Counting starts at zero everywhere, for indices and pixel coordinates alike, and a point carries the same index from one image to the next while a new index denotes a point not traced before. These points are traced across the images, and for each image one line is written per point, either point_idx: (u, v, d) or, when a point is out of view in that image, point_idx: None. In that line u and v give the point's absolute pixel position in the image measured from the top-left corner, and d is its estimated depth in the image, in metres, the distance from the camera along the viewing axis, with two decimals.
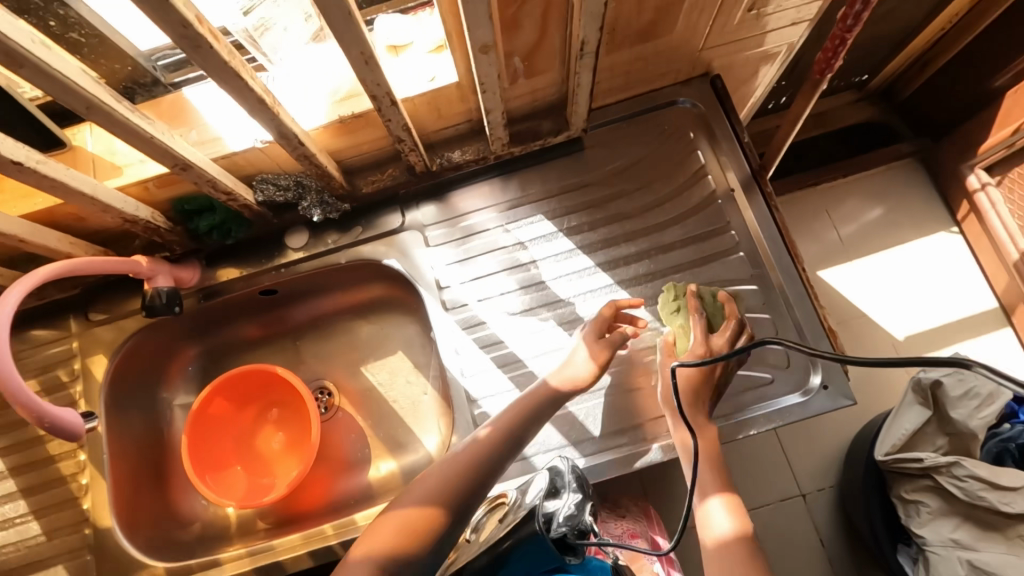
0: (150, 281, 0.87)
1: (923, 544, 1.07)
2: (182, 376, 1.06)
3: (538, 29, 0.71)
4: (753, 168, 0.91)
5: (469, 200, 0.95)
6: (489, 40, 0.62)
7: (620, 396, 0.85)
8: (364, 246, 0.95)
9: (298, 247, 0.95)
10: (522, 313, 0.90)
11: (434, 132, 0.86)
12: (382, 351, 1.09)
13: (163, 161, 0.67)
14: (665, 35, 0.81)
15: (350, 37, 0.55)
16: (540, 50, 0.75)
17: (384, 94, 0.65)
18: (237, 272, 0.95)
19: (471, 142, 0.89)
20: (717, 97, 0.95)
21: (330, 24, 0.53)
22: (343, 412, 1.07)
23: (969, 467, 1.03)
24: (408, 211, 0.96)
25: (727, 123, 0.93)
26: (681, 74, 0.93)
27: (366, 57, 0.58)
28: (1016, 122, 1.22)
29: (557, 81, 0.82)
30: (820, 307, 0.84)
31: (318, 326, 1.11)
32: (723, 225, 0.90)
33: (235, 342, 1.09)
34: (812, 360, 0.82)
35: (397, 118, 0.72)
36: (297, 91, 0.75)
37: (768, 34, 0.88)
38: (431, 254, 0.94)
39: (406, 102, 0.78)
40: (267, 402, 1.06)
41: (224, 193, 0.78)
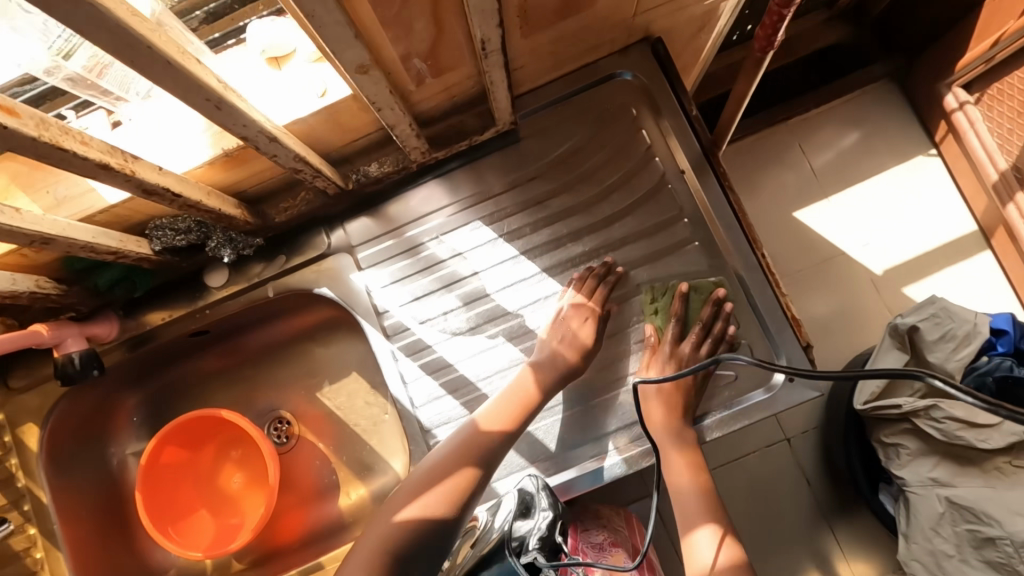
0: (60, 348, 0.80)
1: (902, 488, 0.91)
2: (131, 425, 1.01)
3: (432, 26, 0.60)
4: (704, 146, 0.82)
5: (400, 213, 0.86)
6: (366, 59, 0.51)
7: (576, 411, 0.81)
8: (292, 276, 0.87)
9: (220, 285, 0.87)
10: (468, 332, 0.84)
11: (343, 148, 0.76)
12: (336, 374, 1.04)
13: (18, 239, 0.58)
14: (589, 7, 0.70)
15: (186, 87, 0.45)
16: (440, 46, 0.64)
17: (257, 133, 0.56)
18: (159, 320, 0.87)
19: (387, 153, 0.79)
20: (660, 65, 0.84)
21: (155, 80, 0.44)
22: (304, 441, 1.03)
23: (950, 408, 0.85)
24: (334, 232, 0.87)
25: (672, 96, 0.84)
26: (617, 42, 0.82)
27: (211, 100, 0.48)
28: (998, 32, 1.02)
29: (471, 75, 0.72)
30: (782, 295, 0.79)
31: (266, 355, 1.04)
32: (675, 213, 0.82)
33: (180, 382, 1.03)
34: (775, 354, 0.77)
35: (286, 153, 0.62)
36: (161, 137, 0.65)
37: None
38: (364, 278, 0.87)
39: (300, 123, 0.67)
40: (225, 441, 1.02)
41: (111, 252, 0.69)
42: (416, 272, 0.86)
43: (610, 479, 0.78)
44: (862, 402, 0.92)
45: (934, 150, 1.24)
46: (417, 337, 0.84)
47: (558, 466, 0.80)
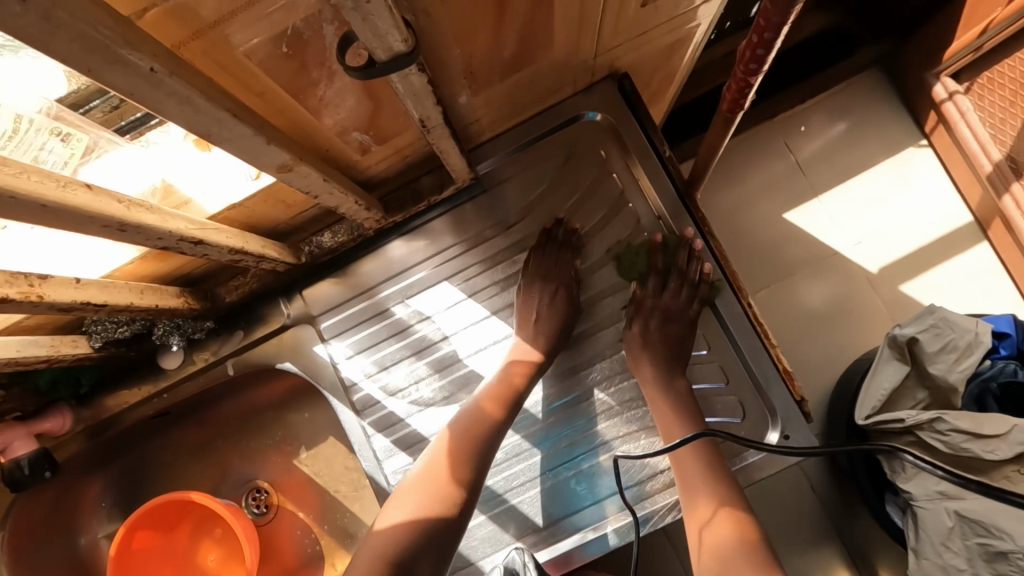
0: (6, 453, 0.74)
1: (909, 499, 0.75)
2: (100, 508, 0.97)
3: (365, 101, 0.54)
4: (681, 187, 0.76)
5: (361, 278, 0.81)
6: (286, 159, 0.46)
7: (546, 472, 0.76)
8: (252, 352, 0.82)
9: (174, 368, 0.81)
10: (442, 402, 0.79)
11: (288, 221, 0.70)
12: (313, 439, 0.99)
13: None
14: (543, 56, 0.64)
15: (74, 222, 0.40)
16: (380, 117, 0.58)
17: (176, 239, 0.50)
18: (113, 408, 0.82)
19: (339, 221, 0.73)
20: (628, 101, 0.78)
21: (36, 224, 0.38)
22: (284, 511, 0.99)
23: (955, 419, 0.74)
24: (292, 301, 0.81)
25: (643, 135, 0.78)
26: (581, 81, 0.75)
27: (112, 225, 0.42)
28: (985, 20, 0.94)
29: (419, 136, 0.66)
30: (773, 345, 0.73)
31: (238, 424, 1.00)
32: (654, 264, 0.77)
33: (151, 459, 0.99)
34: (770, 411, 0.72)
35: (217, 250, 0.57)
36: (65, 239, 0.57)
37: (679, 19, 0.70)
38: (328, 349, 0.81)
39: (236, 208, 0.63)
40: (200, 517, 0.98)
41: (42, 360, 0.63)
42: (382, 341, 0.80)
43: (602, 552, 0.73)
44: (862, 416, 0.81)
45: (925, 141, 1.14)
46: (388, 411, 0.79)
47: (548, 540, 0.74)
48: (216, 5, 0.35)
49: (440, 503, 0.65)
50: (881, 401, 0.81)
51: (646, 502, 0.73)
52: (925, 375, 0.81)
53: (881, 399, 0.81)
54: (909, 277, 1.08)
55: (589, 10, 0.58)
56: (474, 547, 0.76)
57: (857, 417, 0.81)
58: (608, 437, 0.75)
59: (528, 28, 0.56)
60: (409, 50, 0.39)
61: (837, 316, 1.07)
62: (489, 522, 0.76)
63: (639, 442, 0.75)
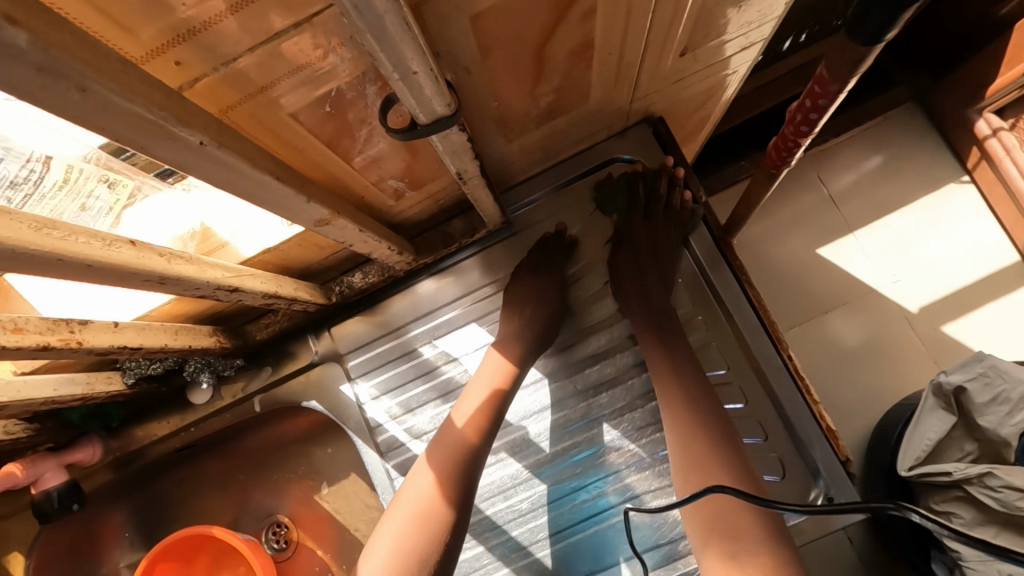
0: (37, 484, 0.75)
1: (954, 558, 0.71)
2: (123, 538, 0.97)
3: (401, 152, 0.54)
4: (717, 233, 0.74)
5: (389, 318, 0.81)
6: (324, 214, 0.46)
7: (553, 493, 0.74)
8: (278, 389, 0.82)
9: (203, 403, 0.81)
10: None
11: (321, 262, 0.71)
12: (334, 475, 0.98)
13: None
14: (578, 105, 0.63)
15: (116, 278, 0.40)
16: (415, 166, 0.58)
17: (213, 288, 0.51)
18: (142, 441, 0.82)
19: (371, 262, 0.74)
20: (662, 146, 0.77)
21: (80, 281, 0.38)
22: (304, 547, 0.97)
23: (1008, 476, 0.70)
24: (321, 339, 0.81)
25: (678, 180, 0.77)
26: (615, 125, 0.75)
27: (153, 278, 0.43)
28: None
29: (453, 181, 0.66)
30: (816, 401, 0.70)
31: (262, 457, 0.99)
32: (688, 311, 0.75)
33: (176, 489, 0.99)
34: (813, 472, 0.68)
35: (252, 295, 0.58)
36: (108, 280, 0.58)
37: (717, 64, 0.69)
38: (354, 389, 0.80)
39: (270, 251, 0.64)
40: (216, 550, 0.97)
41: (77, 397, 0.64)
42: (408, 382, 0.79)
43: None
44: (905, 467, 0.78)
45: (967, 177, 1.09)
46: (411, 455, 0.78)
47: None
48: (266, 73, 0.36)
49: (411, 553, 0.61)
50: (926, 452, 0.77)
51: (679, 562, 0.70)
52: (974, 427, 0.77)
53: (927, 449, 0.77)
54: (955, 317, 1.03)
55: (626, 61, 0.58)
56: None
57: (900, 468, 0.78)
58: (639, 491, 0.72)
59: (566, 79, 0.56)
60: (451, 113, 0.39)
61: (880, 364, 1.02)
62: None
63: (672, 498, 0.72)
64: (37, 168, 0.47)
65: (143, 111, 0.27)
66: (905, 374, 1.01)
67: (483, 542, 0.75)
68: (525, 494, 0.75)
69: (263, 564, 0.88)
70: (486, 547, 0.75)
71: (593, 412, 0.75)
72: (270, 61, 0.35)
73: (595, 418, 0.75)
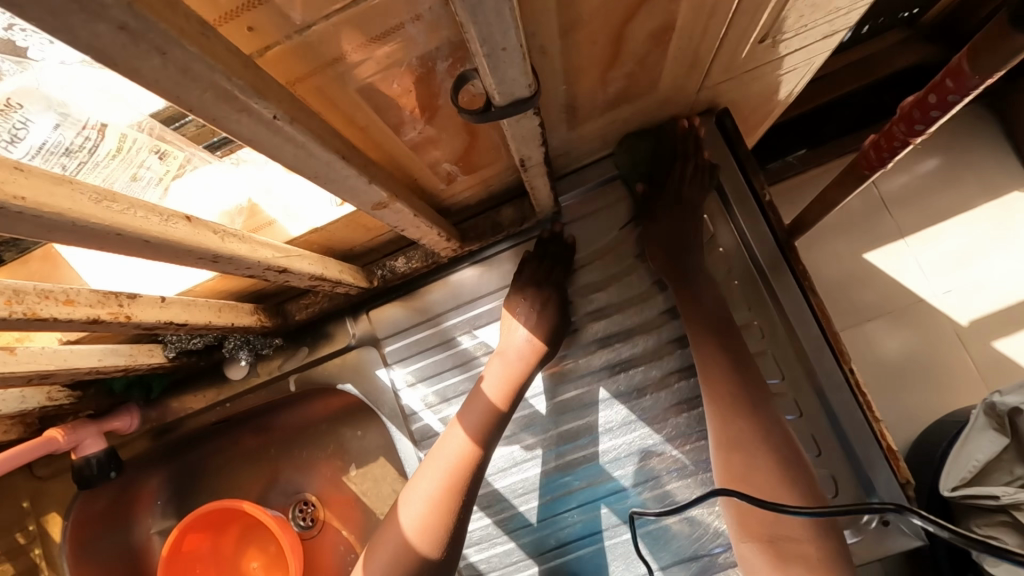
0: (77, 449, 0.76)
1: None
2: (155, 505, 0.98)
3: (461, 135, 0.51)
4: (780, 235, 0.70)
5: (429, 304, 0.78)
6: (383, 198, 0.43)
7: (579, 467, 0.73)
8: (314, 370, 0.81)
9: (239, 379, 0.81)
10: (503, 442, 0.75)
11: (365, 245, 0.69)
12: (364, 457, 0.97)
13: (13, 378, 0.53)
14: (645, 93, 0.60)
15: (173, 255, 0.38)
16: (473, 150, 0.55)
17: (264, 268, 0.49)
18: (179, 412, 0.82)
19: (415, 246, 0.71)
20: (726, 139, 0.72)
21: (136, 255, 0.37)
22: (329, 527, 0.98)
23: None
24: (358, 322, 0.80)
25: (741, 176, 0.72)
26: (679, 116, 0.71)
27: (208, 255, 0.41)
28: None
29: (507, 166, 0.63)
30: (877, 419, 0.65)
31: (294, 435, 1.00)
32: (744, 316, 0.71)
33: (208, 461, 1.00)
34: (868, 493, 0.65)
35: (299, 277, 0.56)
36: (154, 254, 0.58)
37: (795, 53, 0.64)
38: (390, 374, 0.79)
39: (318, 231, 0.61)
40: (244, 523, 0.98)
41: (120, 368, 0.64)
42: (445, 371, 0.78)
43: None
44: (949, 487, 0.74)
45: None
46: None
47: None
48: (339, 45, 0.33)
49: (442, 508, 0.65)
50: (973, 474, 0.73)
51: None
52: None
53: (974, 471, 0.73)
54: (1005, 333, 0.97)
55: (703, 47, 0.54)
56: None
57: (942, 488, 0.74)
58: (679, 499, 0.70)
59: (639, 65, 0.52)
60: (530, 96, 0.36)
61: (934, 384, 0.97)
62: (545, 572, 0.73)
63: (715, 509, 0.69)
64: (91, 137, 0.45)
65: (224, 81, 0.25)
66: (961, 394, 0.96)
67: (514, 537, 0.74)
68: (560, 493, 0.73)
69: (291, 539, 0.89)
70: (518, 542, 0.74)
71: (636, 414, 0.72)
72: (344, 33, 0.33)
73: (638, 420, 0.72)
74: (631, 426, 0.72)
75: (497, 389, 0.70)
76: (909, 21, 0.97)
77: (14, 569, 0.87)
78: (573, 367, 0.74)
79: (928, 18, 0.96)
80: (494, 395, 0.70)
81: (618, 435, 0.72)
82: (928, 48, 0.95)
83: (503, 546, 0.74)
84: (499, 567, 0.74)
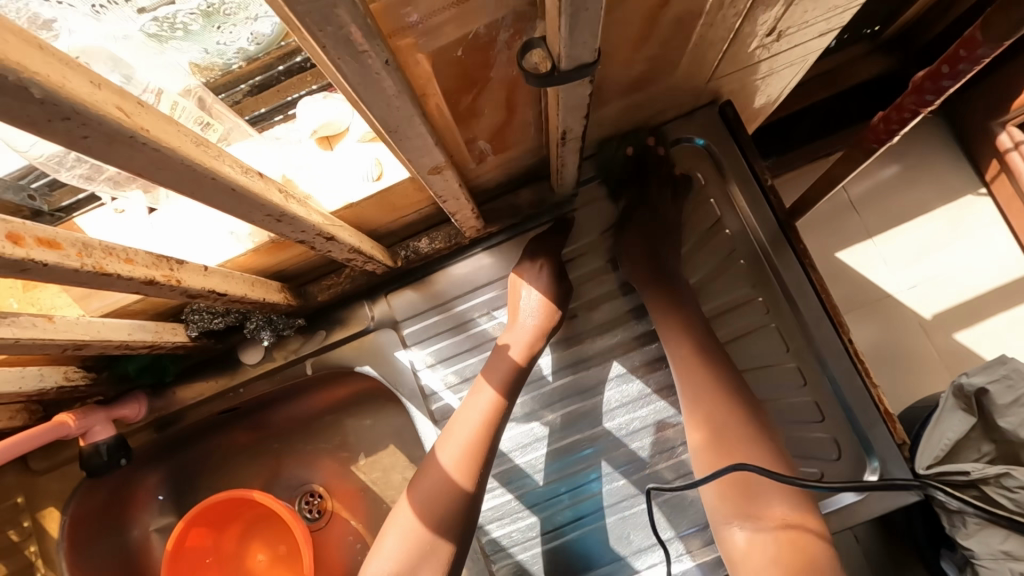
0: (86, 435, 0.74)
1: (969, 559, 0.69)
2: (153, 502, 0.95)
3: (502, 110, 0.54)
4: (783, 217, 0.74)
5: (447, 286, 0.80)
6: (439, 162, 0.46)
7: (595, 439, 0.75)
8: (331, 353, 0.81)
9: (254, 363, 0.81)
10: (522, 419, 0.77)
11: (392, 224, 0.70)
12: (373, 446, 0.97)
13: (48, 348, 0.52)
14: (663, 79, 0.64)
15: (247, 208, 0.40)
16: (508, 127, 0.58)
17: (316, 235, 0.50)
18: (190, 399, 0.81)
19: (439, 227, 0.74)
20: (728, 127, 0.77)
21: (218, 206, 0.38)
22: (338, 517, 0.97)
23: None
24: (376, 305, 0.81)
25: (744, 162, 0.77)
26: (686, 107, 0.76)
27: (275, 215, 0.43)
28: None
29: (533, 147, 0.66)
30: (875, 386, 0.71)
31: (299, 426, 0.99)
32: (749, 293, 0.76)
33: (209, 456, 0.98)
34: (867, 453, 0.70)
35: (340, 248, 0.57)
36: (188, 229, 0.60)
37: (793, 50, 0.70)
38: (409, 357, 0.80)
39: (351, 207, 0.63)
40: (245, 516, 0.96)
41: (145, 346, 0.63)
42: (464, 351, 0.79)
43: None
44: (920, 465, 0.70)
45: (984, 190, 1.10)
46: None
47: (627, 569, 0.73)
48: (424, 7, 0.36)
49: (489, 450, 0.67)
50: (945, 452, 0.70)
51: None
52: (992, 428, 0.72)
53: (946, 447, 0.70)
54: (967, 324, 1.04)
55: (719, 37, 0.59)
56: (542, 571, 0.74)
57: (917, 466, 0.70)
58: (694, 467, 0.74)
59: (664, 50, 0.57)
60: (592, 62, 0.39)
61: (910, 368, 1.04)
62: (564, 547, 0.74)
63: None
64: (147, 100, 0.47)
65: (354, 20, 0.28)
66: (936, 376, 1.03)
67: (535, 512, 0.76)
68: (578, 467, 0.75)
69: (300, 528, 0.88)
70: (538, 516, 0.75)
71: (650, 387, 0.76)
72: None
73: (653, 393, 0.76)
74: (646, 399, 0.76)
75: (520, 348, 0.72)
76: (871, 36, 1.05)
77: None
78: (589, 344, 0.77)
79: (889, 33, 1.05)
80: (516, 354, 0.71)
81: (634, 408, 0.76)
82: (891, 59, 1.04)
83: (524, 521, 0.75)
84: (520, 542, 0.75)
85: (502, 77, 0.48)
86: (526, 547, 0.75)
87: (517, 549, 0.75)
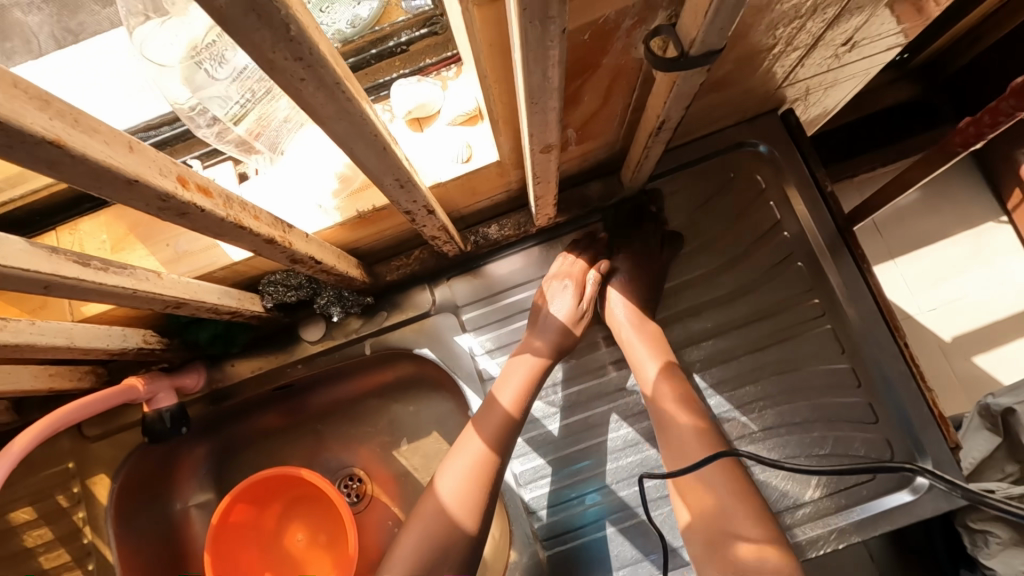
0: (151, 401, 0.75)
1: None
2: (196, 476, 0.96)
3: (599, 98, 0.56)
4: (841, 223, 0.78)
5: (508, 274, 0.82)
6: (553, 140, 0.48)
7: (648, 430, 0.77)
8: (390, 334, 0.83)
9: (315, 340, 0.82)
10: (578, 408, 0.79)
11: (466, 209, 0.72)
12: (416, 432, 0.98)
13: (152, 304, 0.54)
14: (740, 81, 0.67)
15: (386, 170, 0.42)
16: (598, 117, 0.60)
17: (422, 207, 0.52)
18: (248, 372, 0.82)
19: (509, 214, 0.76)
20: (791, 134, 0.80)
21: (365, 163, 0.40)
22: (378, 502, 0.97)
23: None
24: (438, 289, 0.83)
25: (805, 168, 0.80)
26: (750, 112, 0.79)
27: (402, 180, 0.45)
28: None
29: (612, 140, 0.69)
30: (928, 390, 0.73)
31: (342, 409, 1.00)
32: (805, 294, 0.78)
33: (251, 435, 0.99)
34: (920, 454, 0.72)
35: (433, 224, 0.59)
36: (277, 202, 0.62)
37: (859, 62, 0.73)
38: (468, 342, 0.82)
39: (437, 187, 0.65)
40: (287, 496, 0.96)
41: (228, 312, 0.65)
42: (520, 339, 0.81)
43: None
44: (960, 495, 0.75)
45: (1006, 218, 1.09)
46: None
47: (680, 560, 0.73)
48: None
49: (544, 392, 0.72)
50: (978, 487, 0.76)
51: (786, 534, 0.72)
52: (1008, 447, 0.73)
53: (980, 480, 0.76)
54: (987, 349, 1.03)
55: (802, 42, 0.62)
56: (596, 559, 0.75)
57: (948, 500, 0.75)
58: (747, 462, 0.75)
59: (752, 51, 0.60)
60: (719, 49, 0.42)
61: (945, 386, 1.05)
62: (618, 535, 0.75)
63: (782, 472, 0.74)
64: None
65: None
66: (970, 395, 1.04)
67: (588, 500, 0.77)
68: (633, 455, 0.77)
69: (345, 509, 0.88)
70: (592, 504, 0.76)
71: (706, 382, 0.78)
72: None
73: (708, 388, 0.77)
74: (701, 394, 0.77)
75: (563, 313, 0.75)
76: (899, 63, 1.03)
77: (52, 533, 0.84)
78: None
79: (920, 60, 1.02)
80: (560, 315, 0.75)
81: None
82: (916, 88, 1.03)
83: (578, 509, 0.76)
84: (574, 528, 0.76)
85: (612, 64, 0.50)
86: (580, 534, 0.76)
87: (571, 536, 0.76)
